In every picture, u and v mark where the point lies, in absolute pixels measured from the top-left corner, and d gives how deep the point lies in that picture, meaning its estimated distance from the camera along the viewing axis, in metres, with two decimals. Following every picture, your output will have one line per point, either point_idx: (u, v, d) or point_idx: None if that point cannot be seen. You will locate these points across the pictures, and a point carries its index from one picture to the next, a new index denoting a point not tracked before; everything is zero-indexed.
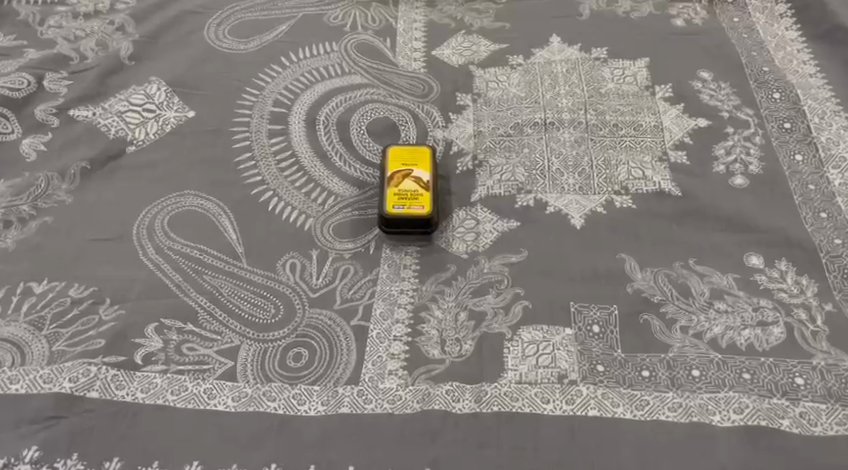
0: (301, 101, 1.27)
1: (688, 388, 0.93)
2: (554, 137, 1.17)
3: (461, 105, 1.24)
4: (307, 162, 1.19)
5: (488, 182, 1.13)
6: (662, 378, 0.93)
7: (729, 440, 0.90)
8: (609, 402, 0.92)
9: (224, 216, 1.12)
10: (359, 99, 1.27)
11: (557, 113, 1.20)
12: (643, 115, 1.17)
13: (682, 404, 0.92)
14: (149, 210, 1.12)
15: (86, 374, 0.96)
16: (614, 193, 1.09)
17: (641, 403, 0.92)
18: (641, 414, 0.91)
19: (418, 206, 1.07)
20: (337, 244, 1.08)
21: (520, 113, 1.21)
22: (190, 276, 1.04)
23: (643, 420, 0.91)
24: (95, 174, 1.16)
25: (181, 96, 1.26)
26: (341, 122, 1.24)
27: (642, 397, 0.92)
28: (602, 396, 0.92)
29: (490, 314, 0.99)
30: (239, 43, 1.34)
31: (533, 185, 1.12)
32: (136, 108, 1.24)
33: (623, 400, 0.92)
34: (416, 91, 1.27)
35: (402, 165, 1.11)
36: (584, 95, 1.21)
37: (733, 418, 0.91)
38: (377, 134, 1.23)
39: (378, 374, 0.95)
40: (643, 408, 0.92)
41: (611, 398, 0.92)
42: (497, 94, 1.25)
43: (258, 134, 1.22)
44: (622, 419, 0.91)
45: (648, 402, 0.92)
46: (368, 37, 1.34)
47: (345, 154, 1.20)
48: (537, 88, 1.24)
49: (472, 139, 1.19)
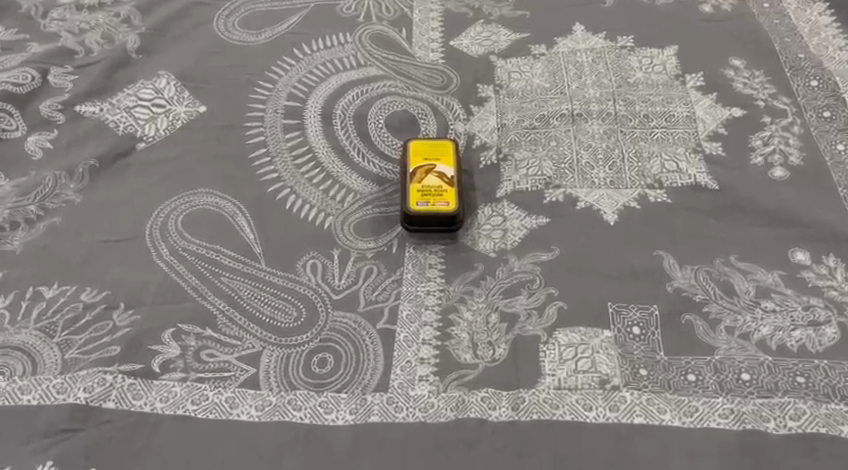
0: (315, 95, 1.22)
1: (738, 393, 0.88)
2: (582, 129, 1.13)
3: (483, 97, 1.20)
4: (324, 158, 1.15)
5: (514, 177, 1.09)
6: (710, 382, 0.89)
7: (787, 449, 0.85)
8: (656, 408, 0.87)
9: (240, 215, 1.07)
10: (376, 92, 1.22)
11: (585, 104, 1.16)
12: (674, 106, 1.13)
13: (734, 410, 0.87)
14: (162, 209, 1.07)
15: (102, 384, 0.92)
16: (647, 187, 1.05)
17: (690, 410, 0.87)
18: (690, 422, 0.87)
19: (443, 203, 1.04)
20: (359, 243, 1.04)
21: (546, 105, 1.17)
22: (206, 277, 1.00)
23: (692, 428, 0.86)
24: (105, 172, 1.12)
25: (191, 90, 1.22)
26: (358, 115, 1.20)
27: (690, 403, 0.88)
28: (647, 402, 0.88)
29: (523, 315, 0.94)
30: (250, 35, 1.29)
31: (562, 180, 1.08)
32: (145, 103, 1.20)
33: (670, 406, 0.88)
34: (435, 84, 1.23)
35: (423, 160, 1.09)
36: (611, 85, 1.17)
37: (790, 425, 0.86)
38: (396, 128, 1.18)
39: (408, 380, 0.91)
40: (692, 415, 0.87)
41: (657, 404, 0.88)
42: (520, 85, 1.20)
43: (273, 130, 1.18)
44: (671, 427, 0.86)
45: (696, 408, 0.87)
46: (383, 28, 1.30)
47: (364, 149, 1.16)
48: (562, 78, 1.20)
49: (496, 132, 1.15)
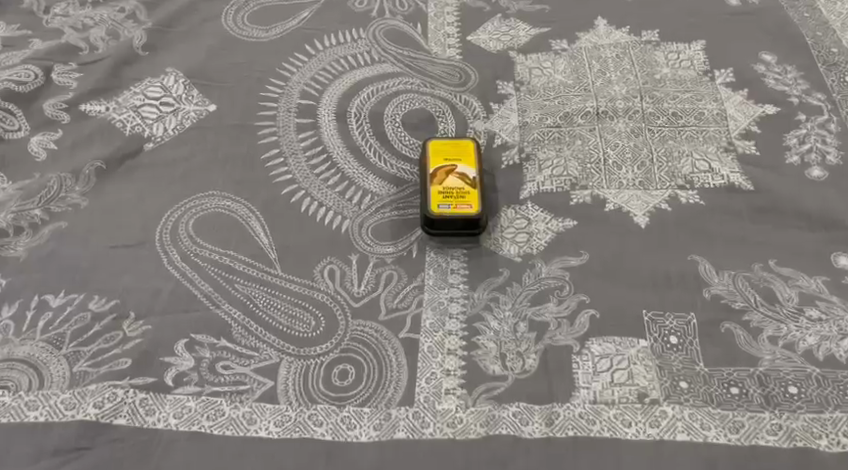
0: (329, 92, 1.18)
1: (786, 408, 0.84)
2: (608, 126, 1.08)
3: (502, 94, 1.16)
4: (339, 159, 1.11)
5: (537, 177, 1.06)
6: (755, 396, 0.85)
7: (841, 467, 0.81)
8: (699, 424, 0.83)
9: (254, 218, 1.03)
10: (392, 89, 1.18)
11: (610, 101, 1.11)
12: (704, 102, 1.09)
13: (783, 426, 0.83)
14: (173, 214, 1.03)
15: (112, 399, 0.87)
16: (678, 188, 1.01)
17: (736, 426, 0.83)
18: (737, 439, 0.83)
19: (465, 205, 1.00)
20: (378, 247, 1.01)
21: (569, 102, 1.12)
22: (220, 285, 0.95)
23: (739, 445, 0.82)
24: (112, 175, 1.08)
25: (200, 88, 1.17)
26: (374, 114, 1.15)
27: (735, 418, 0.84)
28: (690, 417, 0.84)
29: (553, 325, 0.90)
30: (261, 31, 1.25)
31: (588, 180, 1.04)
32: (153, 102, 1.15)
33: (715, 422, 0.83)
34: (452, 80, 1.18)
35: (444, 160, 1.04)
36: (637, 82, 1.12)
37: (844, 442, 0.82)
38: (413, 126, 1.14)
39: (434, 394, 0.87)
40: (739, 432, 0.83)
41: (700, 420, 0.84)
42: (542, 82, 1.16)
43: (286, 130, 1.13)
44: (716, 445, 0.82)
45: (743, 424, 0.83)
46: (397, 23, 1.26)
47: (380, 148, 1.12)
48: (585, 75, 1.15)
49: (517, 131, 1.11)
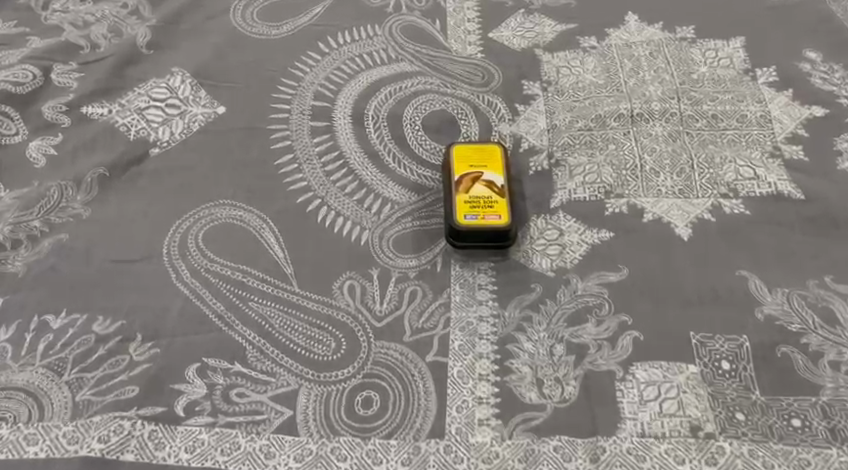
0: (345, 93, 1.11)
1: None
2: (643, 130, 1.02)
3: (529, 95, 1.09)
4: (357, 165, 1.05)
5: (569, 184, 1.00)
6: (819, 429, 0.79)
7: None
8: (760, 462, 0.78)
9: (267, 229, 0.97)
10: (411, 89, 1.11)
11: (646, 102, 1.04)
12: (746, 104, 1.02)
13: None
14: (181, 226, 0.97)
15: (118, 432, 0.81)
16: (721, 196, 0.95)
17: (800, 463, 0.78)
18: None
19: (494, 215, 0.94)
20: (400, 261, 0.95)
21: (601, 103, 1.06)
22: (232, 303, 0.89)
23: None
24: (116, 183, 1.01)
25: (208, 89, 1.11)
26: (392, 116, 1.09)
27: (800, 455, 0.78)
28: (749, 454, 0.78)
29: (593, 347, 0.85)
30: (271, 28, 1.18)
31: (624, 188, 0.98)
32: (159, 104, 1.09)
33: (777, 459, 0.78)
34: (474, 79, 1.12)
35: (470, 167, 0.99)
36: (673, 82, 1.06)
37: None
38: (434, 129, 1.08)
39: (466, 425, 0.81)
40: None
41: (762, 457, 0.78)
42: (571, 81, 1.09)
43: (300, 134, 1.07)
44: None
45: (808, 462, 0.78)
46: (414, 19, 1.19)
47: (399, 153, 1.06)
48: (617, 74, 1.08)
49: (546, 134, 1.05)
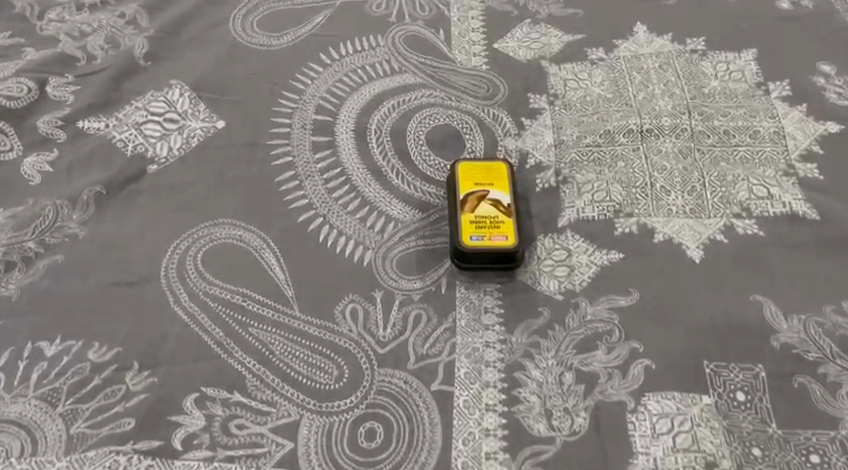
0: (347, 107, 1.09)
1: None
2: (653, 146, 0.99)
3: (535, 109, 1.07)
4: (360, 182, 1.02)
5: (577, 202, 0.97)
6: (838, 464, 0.78)
7: None
8: None
9: (267, 250, 0.94)
10: (414, 103, 1.09)
11: (656, 117, 1.02)
12: (759, 119, 1.00)
13: None
14: (180, 246, 0.94)
15: (114, 467, 0.79)
16: (733, 216, 0.93)
17: None
18: None
19: (500, 236, 0.92)
20: (404, 282, 0.92)
21: (610, 118, 1.03)
22: (232, 329, 0.86)
23: None
24: (112, 201, 0.99)
25: (207, 103, 1.09)
26: (395, 131, 1.06)
27: None
28: None
29: (603, 376, 0.83)
30: (271, 38, 1.16)
31: (634, 206, 0.95)
32: (156, 118, 1.06)
33: None
34: (479, 92, 1.09)
35: (475, 185, 0.96)
36: (683, 96, 1.03)
37: None
38: (439, 144, 1.05)
39: (472, 458, 0.79)
40: None
41: None
42: (578, 95, 1.06)
43: (301, 149, 1.05)
44: None
45: None
46: (418, 28, 1.17)
47: (403, 170, 1.03)
48: (626, 87, 1.06)
49: (553, 150, 1.02)
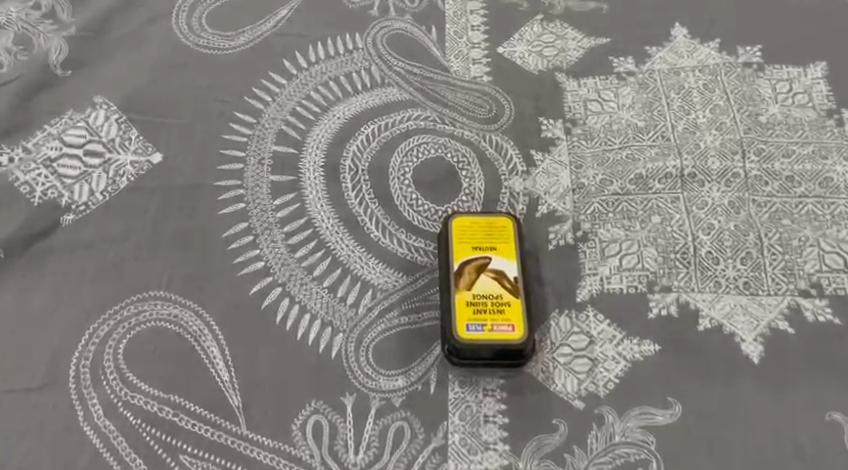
0: (315, 134, 0.86)
1: None
2: (697, 196, 0.79)
3: (548, 138, 0.85)
4: (330, 236, 0.80)
5: (601, 269, 0.78)
6: None
7: None
8: None
9: (209, 336, 0.75)
10: (400, 128, 0.86)
11: (700, 157, 0.81)
12: (832, 161, 0.80)
13: None
14: (98, 333, 0.75)
15: None
16: (799, 293, 0.75)
17: None
18: None
19: (504, 326, 0.72)
20: (383, 381, 0.73)
21: (643, 155, 0.82)
22: (157, 459, 0.69)
23: None
24: (15, 267, 0.78)
25: (141, 127, 0.86)
26: (376, 167, 0.84)
27: None
28: None
29: None
30: (223, 39, 0.92)
31: (672, 278, 0.76)
32: (75, 152, 0.85)
33: None
34: (479, 111, 0.87)
35: (473, 250, 0.76)
36: (735, 128, 0.82)
37: None
38: (429, 183, 0.83)
39: None
40: None
41: None
42: (603, 122, 0.85)
43: (257, 192, 0.82)
44: None
45: None
46: (404, 25, 0.93)
47: (384, 218, 0.81)
48: (662, 114, 0.84)
49: (570, 195, 0.81)
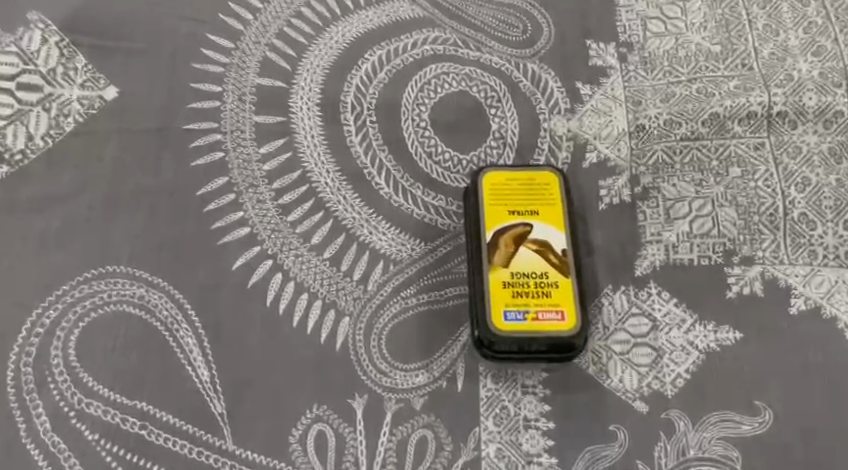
0: (308, 62, 0.69)
1: None
2: (786, 140, 0.66)
3: (598, 68, 0.69)
4: (330, 193, 0.65)
5: (666, 234, 0.63)
6: None
7: None
8: None
9: (184, 325, 0.60)
10: (413, 54, 0.70)
11: (794, 91, 0.67)
12: None
13: None
14: (43, 322, 0.59)
15: None
16: None
17: None
18: None
19: (552, 313, 0.58)
20: (401, 378, 0.59)
21: (721, 89, 0.67)
22: None
23: None
24: None
25: (89, 53, 0.68)
26: (385, 104, 0.68)
27: None
28: None
29: None
30: None
31: (757, 246, 0.63)
32: (5, 84, 0.66)
33: None
34: (511, 32, 0.71)
35: (511, 215, 0.61)
36: (837, 53, 0.68)
37: None
38: (451, 125, 0.68)
39: None
40: None
41: None
42: (669, 46, 0.69)
43: (239, 137, 0.66)
44: None
45: None
46: None
47: (396, 169, 0.66)
48: (745, 36, 0.69)
49: (626, 141, 0.66)
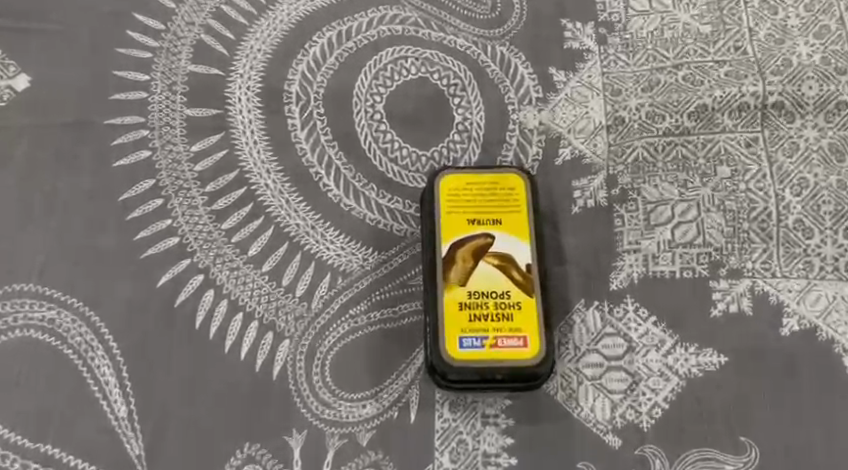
0: (248, 46, 0.61)
1: None
2: (782, 135, 0.58)
3: (574, 51, 0.62)
4: (269, 197, 0.58)
5: (646, 243, 0.57)
6: None
7: None
8: None
9: (100, 354, 0.53)
10: (367, 35, 0.62)
11: (792, 79, 0.60)
12: None
13: None
14: None
15: None
16: None
17: None
18: None
19: (513, 339, 0.52)
20: (345, 410, 0.53)
21: (712, 76, 0.60)
22: None
23: None
24: None
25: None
26: (335, 93, 0.61)
27: None
28: None
29: None
30: None
31: (747, 257, 0.56)
32: None
33: None
34: (478, 10, 0.63)
35: (470, 225, 0.54)
36: (841, 35, 0.61)
37: None
38: (408, 117, 0.60)
39: None
40: None
41: None
42: (654, 26, 0.62)
43: (168, 134, 0.59)
44: None
45: None
46: None
47: (345, 168, 0.59)
48: (739, 15, 0.62)
49: (604, 135, 0.59)
